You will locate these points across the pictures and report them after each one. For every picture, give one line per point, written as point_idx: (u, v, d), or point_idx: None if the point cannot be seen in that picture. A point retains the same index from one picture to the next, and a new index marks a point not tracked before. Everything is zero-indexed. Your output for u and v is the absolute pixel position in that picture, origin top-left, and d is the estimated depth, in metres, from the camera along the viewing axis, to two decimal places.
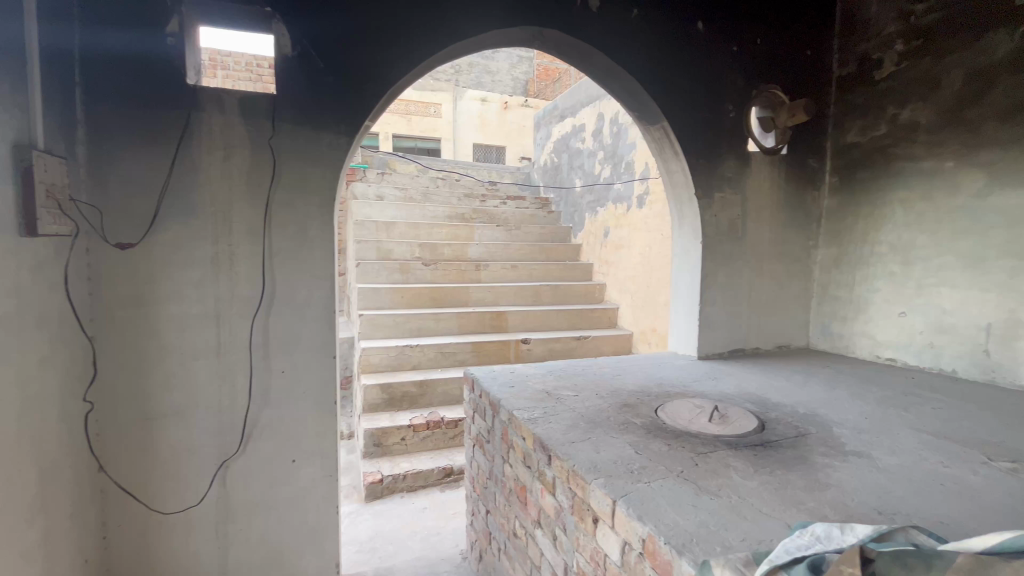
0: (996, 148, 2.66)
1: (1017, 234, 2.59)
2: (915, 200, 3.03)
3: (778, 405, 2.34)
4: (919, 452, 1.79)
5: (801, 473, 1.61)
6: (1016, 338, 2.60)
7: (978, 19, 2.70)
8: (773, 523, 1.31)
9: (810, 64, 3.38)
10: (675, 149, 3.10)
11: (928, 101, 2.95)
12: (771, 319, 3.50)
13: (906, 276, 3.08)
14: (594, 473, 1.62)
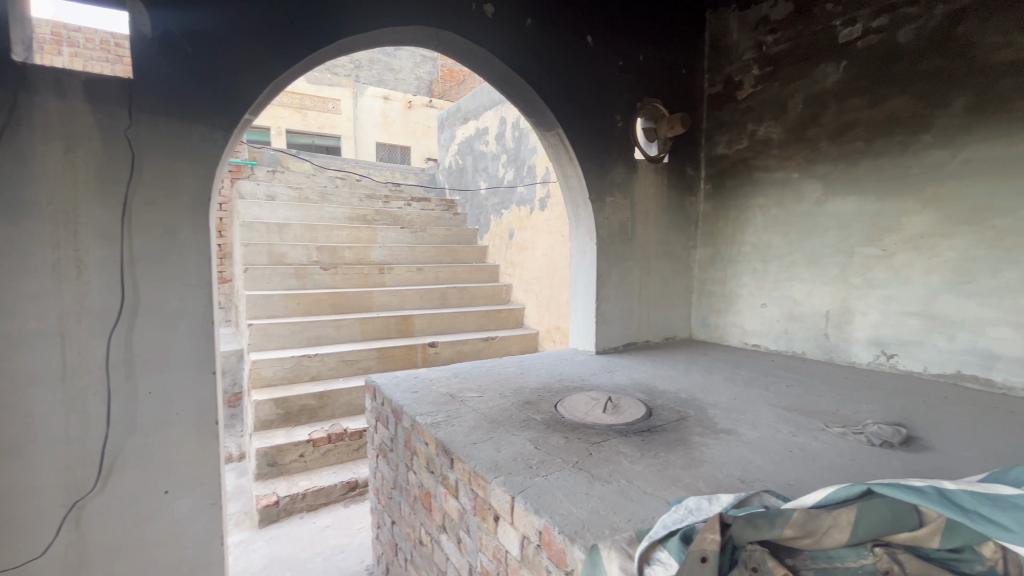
0: (829, 162, 3.15)
1: (845, 235, 3.09)
2: (770, 206, 3.49)
3: (663, 393, 2.55)
4: (775, 425, 2.05)
5: (680, 453, 1.77)
6: (847, 322, 3.10)
7: (813, 53, 3.18)
8: (655, 501, 1.43)
9: (685, 81, 3.73)
10: (570, 155, 3.25)
11: (778, 120, 3.41)
12: (659, 313, 3.82)
13: (765, 272, 3.53)
14: (495, 472, 1.65)
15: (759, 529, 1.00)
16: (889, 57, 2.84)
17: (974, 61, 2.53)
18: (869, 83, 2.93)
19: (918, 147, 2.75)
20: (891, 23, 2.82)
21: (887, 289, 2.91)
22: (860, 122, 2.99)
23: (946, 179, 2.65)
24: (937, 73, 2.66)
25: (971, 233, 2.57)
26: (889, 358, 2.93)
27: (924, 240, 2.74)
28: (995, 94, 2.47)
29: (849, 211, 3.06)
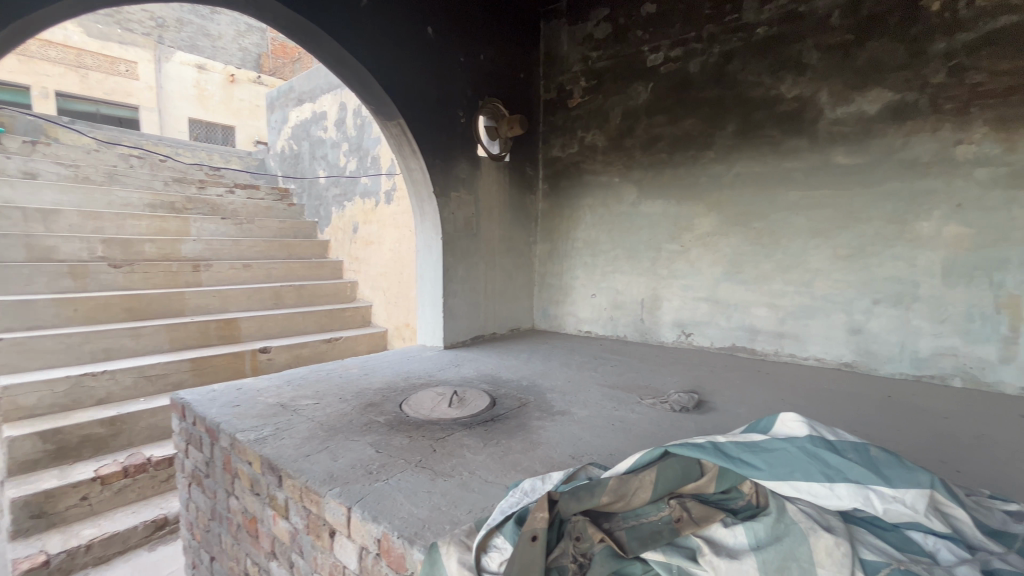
0: (641, 169, 3.62)
1: (655, 234, 3.59)
2: (597, 206, 3.87)
3: (507, 382, 2.66)
4: (601, 402, 2.29)
5: (520, 437, 1.87)
6: (657, 308, 3.62)
7: (628, 72, 3.62)
8: (494, 488, 1.48)
9: (523, 85, 3.93)
10: (413, 146, 3.17)
11: (602, 129, 3.79)
12: (504, 306, 3.98)
13: (594, 265, 3.92)
14: (330, 484, 1.53)
15: (581, 500, 1.11)
16: (684, 83, 3.36)
17: (740, 94, 3.14)
18: (670, 103, 3.44)
19: (705, 161, 3.32)
20: (684, 54, 3.34)
21: (685, 279, 3.47)
22: (663, 136, 3.49)
23: (723, 188, 3.25)
24: (716, 101, 3.24)
25: (740, 233, 3.20)
26: (688, 337, 3.50)
27: (710, 238, 3.33)
28: (754, 122, 3.10)
29: (657, 212, 3.56)
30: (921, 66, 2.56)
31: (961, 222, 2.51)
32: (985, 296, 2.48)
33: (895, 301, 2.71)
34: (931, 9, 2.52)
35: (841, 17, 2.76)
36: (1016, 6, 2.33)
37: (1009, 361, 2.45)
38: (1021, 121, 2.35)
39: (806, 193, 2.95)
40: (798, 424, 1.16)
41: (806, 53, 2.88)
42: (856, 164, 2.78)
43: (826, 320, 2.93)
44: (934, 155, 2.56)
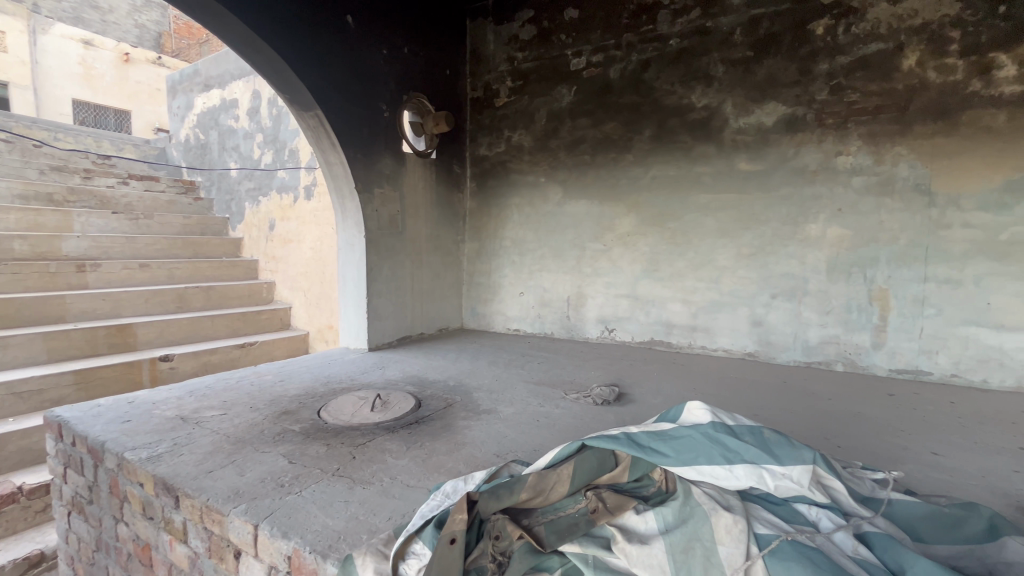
0: (565, 169, 3.71)
1: (579, 233, 3.69)
2: (524, 205, 3.92)
3: (433, 383, 2.62)
4: (527, 399, 2.32)
5: (445, 439, 1.84)
6: (582, 305, 3.73)
7: (552, 75, 3.69)
8: (416, 492, 1.44)
9: (449, 83, 3.88)
10: (332, 140, 3.01)
11: (527, 129, 3.84)
12: (431, 306, 3.91)
13: (522, 264, 3.96)
14: (235, 501, 1.41)
15: (501, 498, 1.11)
16: (605, 88, 3.49)
17: (656, 101, 3.31)
18: (592, 107, 3.55)
19: (625, 164, 3.46)
20: (604, 60, 3.47)
21: (608, 277, 3.60)
22: (586, 138, 3.60)
23: (641, 190, 3.42)
24: (635, 107, 3.39)
25: (657, 233, 3.38)
26: (610, 332, 3.63)
27: (630, 237, 3.48)
28: (668, 128, 3.28)
29: (582, 212, 3.67)
30: (809, 83, 2.85)
31: (841, 224, 2.82)
32: (860, 290, 2.80)
33: (789, 295, 2.99)
34: (816, 33, 2.81)
35: (743, 35, 3.00)
36: (881, 35, 2.65)
37: (879, 347, 2.78)
38: (886, 136, 2.68)
39: (714, 196, 3.17)
40: (703, 412, 1.24)
41: (713, 66, 3.10)
42: (756, 170, 3.03)
43: (733, 314, 3.17)
44: (819, 164, 2.85)
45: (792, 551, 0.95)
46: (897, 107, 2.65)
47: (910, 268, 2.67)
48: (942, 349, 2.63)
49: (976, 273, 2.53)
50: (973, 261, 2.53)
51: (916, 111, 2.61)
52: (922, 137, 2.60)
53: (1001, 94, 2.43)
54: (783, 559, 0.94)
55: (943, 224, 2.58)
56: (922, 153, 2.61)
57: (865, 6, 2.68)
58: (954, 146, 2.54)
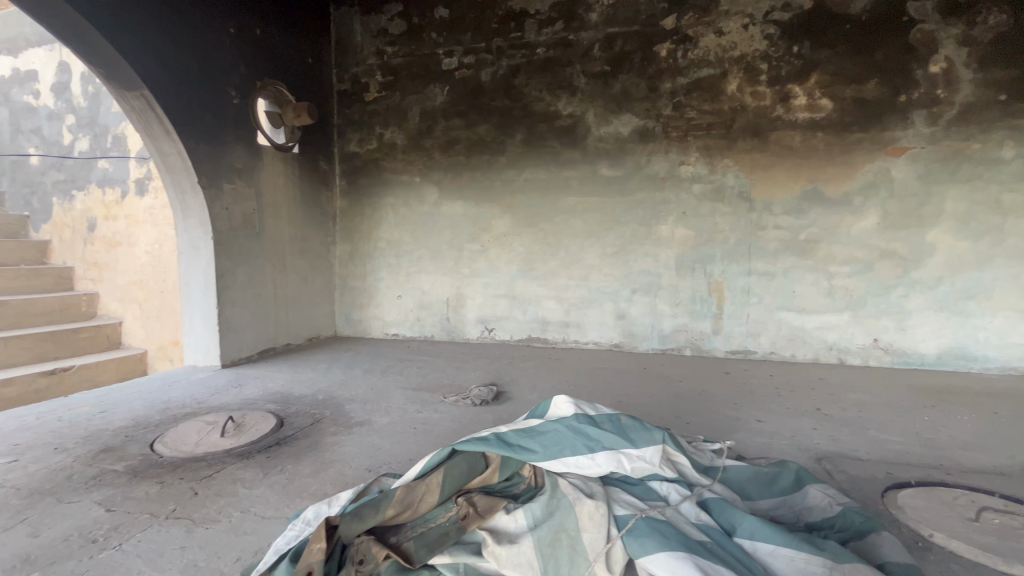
0: (441, 169, 3.66)
1: (456, 234, 3.67)
2: (398, 205, 3.78)
3: (299, 398, 2.39)
4: (403, 406, 2.23)
5: (310, 459, 1.68)
6: (461, 306, 3.72)
7: (424, 73, 3.62)
8: (273, 524, 1.29)
9: (312, 72, 3.60)
10: (165, 125, 2.60)
11: (400, 127, 3.71)
12: (298, 313, 3.58)
13: (398, 266, 3.82)
14: (21, 572, 1.12)
15: (365, 519, 1.04)
16: (477, 90, 3.52)
17: (526, 106, 3.42)
18: (465, 108, 3.56)
19: (498, 166, 3.52)
20: (476, 62, 3.50)
21: (486, 277, 3.64)
22: (460, 139, 3.59)
23: (515, 191, 3.51)
24: (506, 110, 3.47)
25: (531, 234, 3.50)
26: (490, 332, 3.67)
27: (506, 238, 3.56)
28: (538, 133, 3.41)
29: (458, 213, 3.65)
30: (657, 99, 3.17)
31: (686, 226, 3.19)
32: (702, 283, 3.20)
33: (646, 290, 3.30)
34: (661, 55, 3.14)
35: (601, 50, 3.24)
36: (711, 61, 3.06)
37: (718, 332, 3.20)
38: (717, 149, 3.10)
39: (581, 199, 3.37)
40: (567, 405, 1.29)
41: (576, 77, 3.30)
42: (616, 176, 3.29)
43: (600, 309, 3.41)
44: (667, 172, 3.19)
45: (646, 526, 1.04)
46: (724, 125, 3.07)
47: (739, 263, 3.12)
48: (763, 331, 3.12)
49: (784, 266, 3.04)
50: (782, 257, 3.04)
51: (738, 129, 3.05)
52: (744, 152, 3.05)
53: (798, 119, 2.94)
54: (639, 536, 1.02)
55: (761, 226, 3.06)
56: (744, 166, 3.06)
57: (698, 35, 3.07)
58: (767, 160, 3.02)
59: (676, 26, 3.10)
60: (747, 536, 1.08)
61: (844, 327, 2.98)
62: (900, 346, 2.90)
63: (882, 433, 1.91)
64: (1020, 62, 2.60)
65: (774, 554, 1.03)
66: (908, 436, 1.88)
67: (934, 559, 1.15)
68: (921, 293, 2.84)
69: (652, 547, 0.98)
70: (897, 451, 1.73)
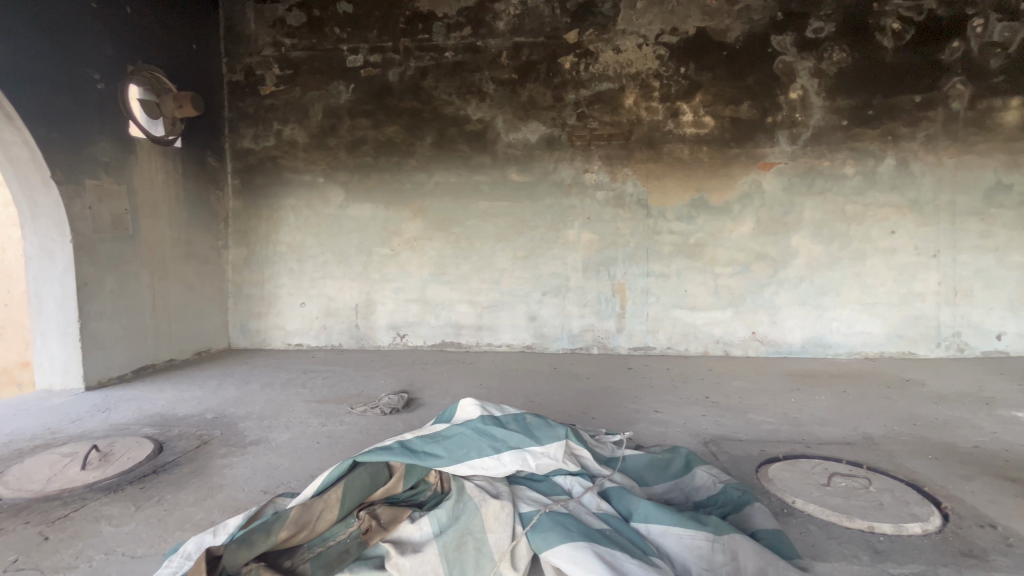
0: (347, 170, 3.50)
1: (364, 238, 3.54)
2: (300, 207, 3.56)
3: (183, 419, 2.15)
4: (306, 420, 2.09)
5: (194, 486, 1.52)
6: (371, 312, 3.58)
7: (326, 69, 3.45)
8: (145, 563, 1.14)
9: (197, 59, 3.27)
10: (5, 109, 2.22)
11: (301, 124, 3.50)
12: (184, 324, 3.22)
13: (301, 272, 3.59)
14: None
15: (254, 545, 0.96)
16: (384, 90, 3.43)
17: (434, 109, 3.40)
18: (372, 107, 3.44)
19: (408, 168, 3.45)
20: (383, 62, 3.41)
21: (396, 282, 3.54)
22: (367, 139, 3.47)
23: (425, 195, 3.46)
24: (415, 112, 3.41)
25: (443, 237, 3.47)
26: (402, 338, 3.58)
27: (417, 242, 3.50)
28: (447, 137, 3.40)
29: (367, 215, 3.52)
30: (562, 109, 3.31)
31: (591, 230, 3.36)
32: (606, 284, 3.38)
33: (556, 292, 3.42)
34: (564, 67, 3.28)
35: (509, 58, 3.32)
36: (610, 76, 3.25)
37: (621, 331, 3.40)
38: (617, 159, 3.30)
39: (492, 203, 3.41)
40: (474, 407, 1.31)
41: (485, 83, 3.34)
42: (525, 182, 3.38)
43: (512, 311, 3.47)
44: (572, 179, 3.34)
45: (549, 520, 1.07)
46: (623, 136, 3.28)
47: (638, 265, 3.34)
48: (661, 328, 3.37)
49: (677, 268, 3.31)
50: (676, 259, 3.31)
51: (635, 141, 3.27)
52: (640, 162, 3.28)
53: (686, 133, 3.22)
54: (543, 530, 1.05)
55: (657, 231, 3.30)
56: (641, 175, 3.29)
57: (598, 50, 3.25)
58: (660, 170, 3.27)
59: (578, 40, 3.26)
60: (642, 520, 1.16)
61: (727, 322, 3.31)
62: (773, 337, 3.28)
63: (758, 415, 2.15)
64: (856, 94, 3.08)
65: (665, 534, 1.12)
66: (779, 416, 2.13)
67: (795, 522, 1.31)
68: (788, 290, 3.24)
69: (555, 540, 1.01)
70: (770, 431, 1.96)
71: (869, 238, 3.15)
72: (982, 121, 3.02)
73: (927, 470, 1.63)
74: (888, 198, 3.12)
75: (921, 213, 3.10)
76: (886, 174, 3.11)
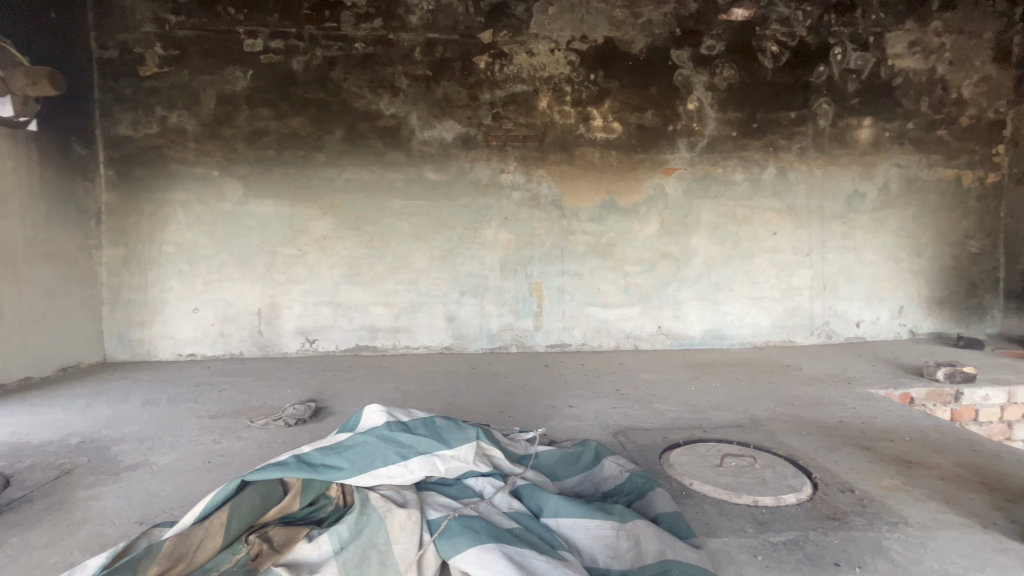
0: (246, 163, 3.22)
1: (267, 237, 3.28)
2: (190, 202, 3.22)
3: (39, 447, 1.84)
4: (196, 439, 1.89)
5: (50, 524, 1.31)
6: (276, 317, 3.33)
7: (219, 51, 3.15)
8: None
9: (57, 30, 2.84)
10: None
11: (190, 111, 3.17)
12: (44, 336, 2.78)
13: (193, 274, 3.25)
14: None
15: None
16: (288, 78, 3.20)
17: (344, 102, 3.23)
18: (274, 97, 3.20)
19: (316, 163, 3.25)
20: (285, 48, 3.18)
21: (304, 283, 3.33)
22: (269, 131, 3.22)
23: (335, 192, 3.28)
24: (323, 104, 3.23)
25: (355, 237, 3.32)
26: (312, 344, 3.37)
27: (327, 241, 3.31)
28: (358, 131, 3.25)
29: (269, 213, 3.26)
30: (477, 108, 3.30)
31: (508, 230, 3.38)
32: (523, 283, 3.42)
33: (474, 292, 3.40)
34: (479, 66, 3.27)
35: (422, 53, 3.25)
36: (524, 79, 3.30)
37: (539, 329, 3.47)
38: (532, 160, 3.36)
39: (407, 201, 3.32)
40: (379, 413, 1.28)
41: (398, 78, 3.24)
42: (442, 180, 3.32)
43: (430, 312, 3.40)
44: (489, 178, 3.34)
45: (458, 524, 1.05)
46: (538, 138, 3.34)
47: (554, 264, 3.42)
48: (576, 326, 3.48)
49: (590, 267, 3.44)
50: (589, 258, 3.43)
51: (549, 143, 3.35)
52: (555, 164, 3.36)
53: (596, 138, 3.35)
54: (451, 536, 1.03)
55: (571, 231, 3.41)
56: (555, 176, 3.37)
57: (512, 52, 3.28)
58: (573, 172, 3.37)
59: (492, 40, 3.27)
60: (552, 515, 1.18)
61: (636, 318, 3.50)
62: (676, 331, 3.52)
63: (663, 405, 2.29)
64: (743, 108, 3.40)
65: (573, 527, 1.15)
66: (681, 405, 2.29)
67: (692, 503, 1.41)
68: (689, 287, 3.50)
69: (463, 545, 0.99)
70: (672, 419, 2.09)
71: (756, 239, 3.49)
72: (843, 137, 3.47)
73: (801, 445, 1.83)
74: (771, 203, 3.47)
75: (797, 216, 3.49)
76: (769, 181, 3.46)
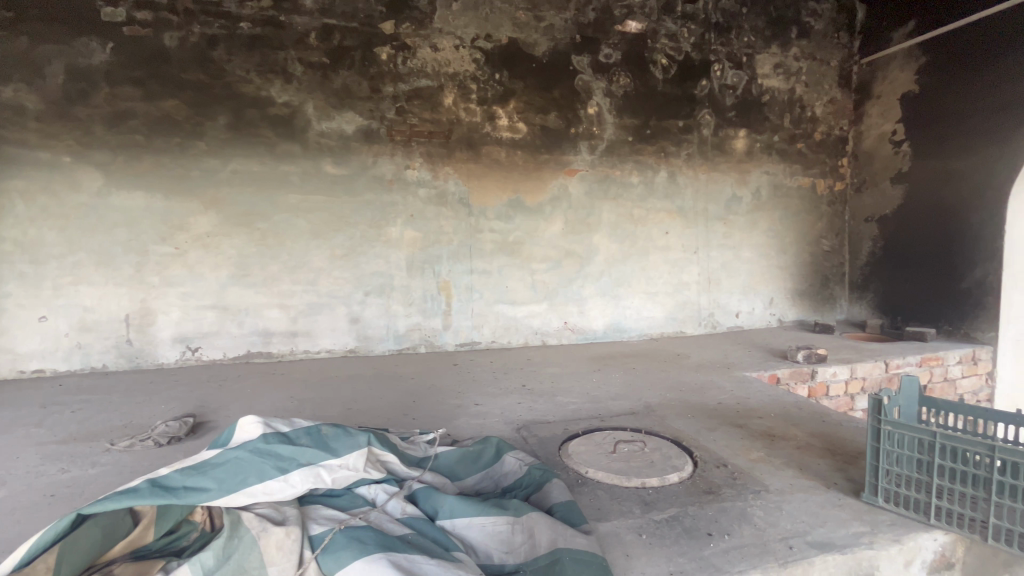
0: (106, 149, 2.81)
1: (135, 233, 2.89)
2: (33, 192, 2.74)
3: None
4: (38, 469, 1.61)
5: None
6: (149, 324, 2.95)
7: (69, 18, 2.72)
8: None
9: None
10: None
11: (31, 85, 2.70)
12: None
13: (39, 277, 2.78)
14: None
15: None
16: (158, 55, 2.84)
17: (228, 86, 2.94)
18: (140, 75, 2.83)
19: (195, 152, 2.93)
20: (154, 21, 2.83)
21: (183, 285, 2.98)
22: (135, 113, 2.84)
23: (219, 184, 2.98)
24: (203, 86, 2.91)
25: (245, 234, 3.04)
26: (194, 352, 3.03)
27: (209, 239, 2.99)
28: (246, 119, 2.98)
29: (138, 205, 2.88)
30: (379, 101, 3.17)
31: (415, 228, 3.30)
32: (431, 282, 3.36)
33: (379, 292, 3.28)
34: (381, 57, 3.15)
35: (318, 39, 3.05)
36: (428, 74, 3.24)
37: (448, 328, 3.43)
38: (438, 157, 3.30)
39: (304, 196, 3.11)
40: (254, 425, 1.18)
41: (290, 63, 3.02)
42: (341, 174, 3.15)
43: (331, 314, 3.21)
44: (393, 174, 3.23)
45: (344, 537, 1.01)
46: (443, 135, 3.29)
47: (462, 263, 3.40)
48: (485, 323, 3.49)
49: (498, 265, 3.47)
50: (497, 256, 3.46)
51: (455, 140, 3.32)
52: (461, 161, 3.34)
53: (502, 137, 3.38)
54: (335, 551, 0.98)
55: (478, 229, 3.41)
56: (462, 174, 3.35)
57: (415, 45, 3.20)
58: (480, 170, 3.37)
59: (394, 32, 3.17)
60: (447, 516, 1.16)
61: (544, 314, 3.59)
62: (581, 326, 3.67)
63: (565, 397, 2.37)
64: (638, 114, 3.62)
65: (469, 526, 1.14)
66: (582, 396, 2.38)
67: (587, 490, 1.47)
68: (592, 283, 3.66)
69: (347, 558, 0.95)
70: (573, 410, 2.17)
71: (651, 238, 3.74)
72: (722, 146, 3.84)
73: (686, 427, 1.99)
74: (663, 205, 3.74)
75: (685, 217, 3.80)
76: (661, 184, 3.72)
